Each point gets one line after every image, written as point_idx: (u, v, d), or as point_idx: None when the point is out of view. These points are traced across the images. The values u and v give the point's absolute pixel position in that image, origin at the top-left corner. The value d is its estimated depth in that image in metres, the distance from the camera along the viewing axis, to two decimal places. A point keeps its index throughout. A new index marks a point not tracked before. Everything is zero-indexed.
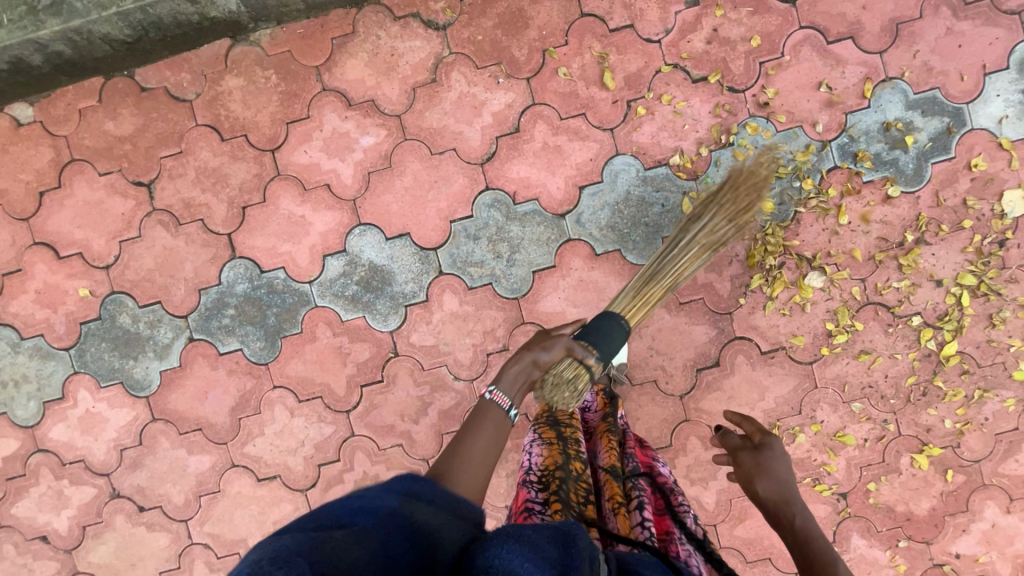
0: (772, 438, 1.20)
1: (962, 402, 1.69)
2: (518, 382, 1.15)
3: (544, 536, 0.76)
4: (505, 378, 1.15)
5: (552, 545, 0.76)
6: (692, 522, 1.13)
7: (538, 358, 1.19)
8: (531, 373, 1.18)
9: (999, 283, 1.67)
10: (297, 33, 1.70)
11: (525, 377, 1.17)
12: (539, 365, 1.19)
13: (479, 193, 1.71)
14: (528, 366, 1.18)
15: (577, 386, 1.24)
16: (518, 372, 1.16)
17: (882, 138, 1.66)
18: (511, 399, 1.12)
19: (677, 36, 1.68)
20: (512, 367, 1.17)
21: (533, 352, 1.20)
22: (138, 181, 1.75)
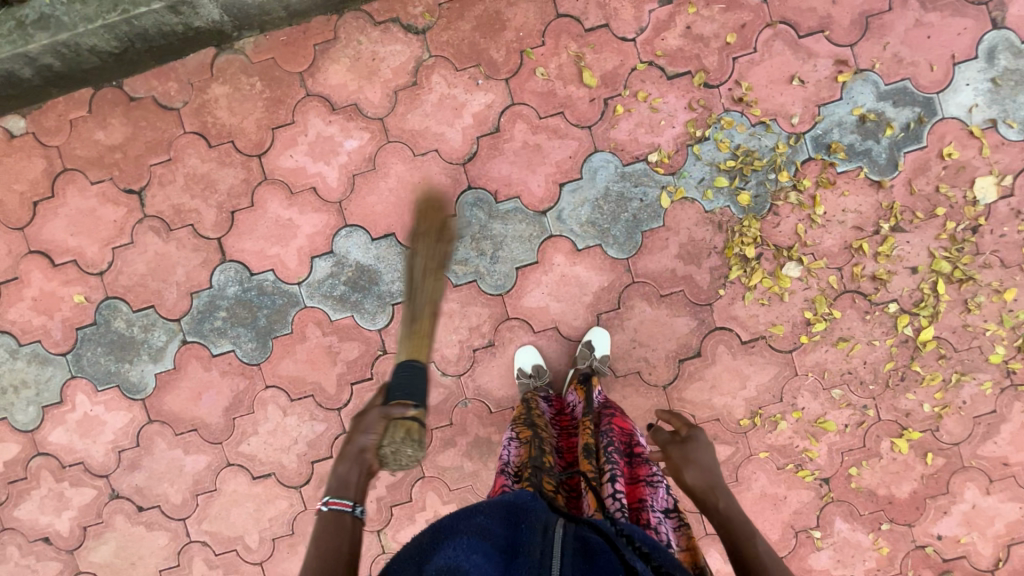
0: (697, 431, 1.30)
1: (940, 386, 1.73)
2: (351, 480, 1.10)
3: (493, 521, 0.94)
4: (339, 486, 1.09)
5: (500, 529, 0.93)
6: (664, 494, 1.22)
7: (365, 442, 1.15)
8: (364, 463, 1.13)
9: (972, 268, 1.70)
10: (281, 41, 1.74)
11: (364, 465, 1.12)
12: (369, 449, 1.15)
13: (461, 193, 1.75)
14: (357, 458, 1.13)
15: (414, 445, 1.18)
16: (347, 469, 1.11)
17: (855, 129, 1.69)
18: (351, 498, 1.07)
19: (652, 34, 1.71)
20: (339, 467, 1.12)
21: (354, 443, 1.15)
22: (129, 188, 1.79)
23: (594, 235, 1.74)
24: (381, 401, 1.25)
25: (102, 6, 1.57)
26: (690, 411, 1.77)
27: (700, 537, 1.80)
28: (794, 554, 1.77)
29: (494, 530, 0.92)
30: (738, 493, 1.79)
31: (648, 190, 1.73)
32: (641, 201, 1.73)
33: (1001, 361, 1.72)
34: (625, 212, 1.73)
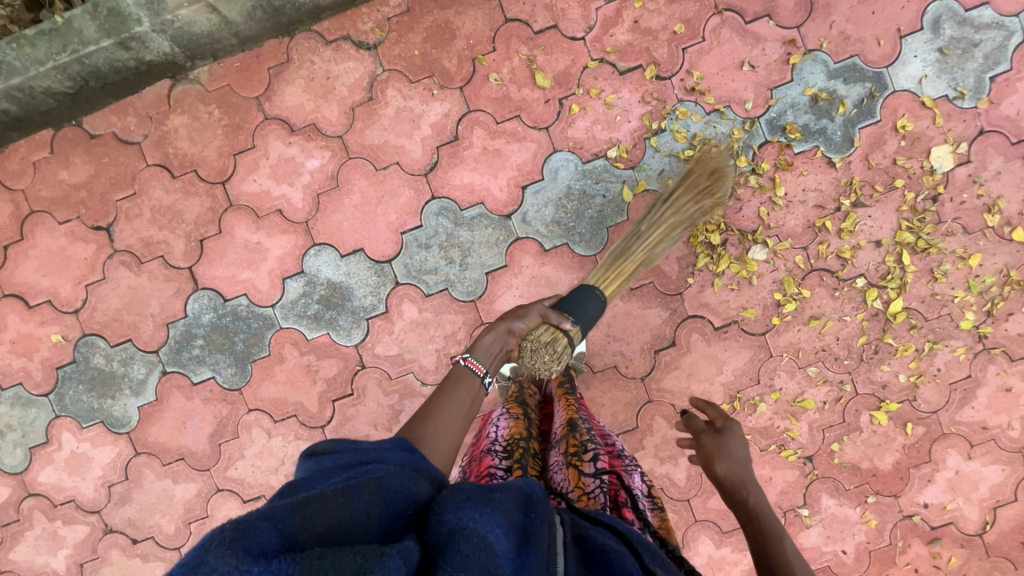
0: (733, 423, 1.23)
1: (914, 356, 1.74)
2: (490, 354, 1.19)
3: (513, 501, 0.79)
4: (481, 349, 1.19)
5: (518, 509, 0.79)
6: (640, 480, 1.19)
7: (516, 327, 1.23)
8: (507, 341, 1.23)
9: (936, 237, 1.72)
10: (234, 67, 1.75)
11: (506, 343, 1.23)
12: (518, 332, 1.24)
13: (426, 203, 1.76)
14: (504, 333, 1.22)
15: (558, 351, 1.25)
16: (493, 340, 1.20)
17: (809, 109, 1.71)
18: (486, 367, 1.16)
19: (600, 31, 1.73)
20: (488, 335, 1.21)
21: (509, 322, 1.24)
22: (97, 225, 1.80)
23: (560, 234, 1.75)
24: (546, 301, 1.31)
25: (51, 46, 1.57)
26: (669, 401, 1.78)
27: (691, 524, 1.81)
28: None
29: (511, 508, 0.78)
30: None
31: (610, 186, 1.74)
32: (603, 197, 1.74)
33: (972, 327, 1.73)
34: (588, 209, 1.74)
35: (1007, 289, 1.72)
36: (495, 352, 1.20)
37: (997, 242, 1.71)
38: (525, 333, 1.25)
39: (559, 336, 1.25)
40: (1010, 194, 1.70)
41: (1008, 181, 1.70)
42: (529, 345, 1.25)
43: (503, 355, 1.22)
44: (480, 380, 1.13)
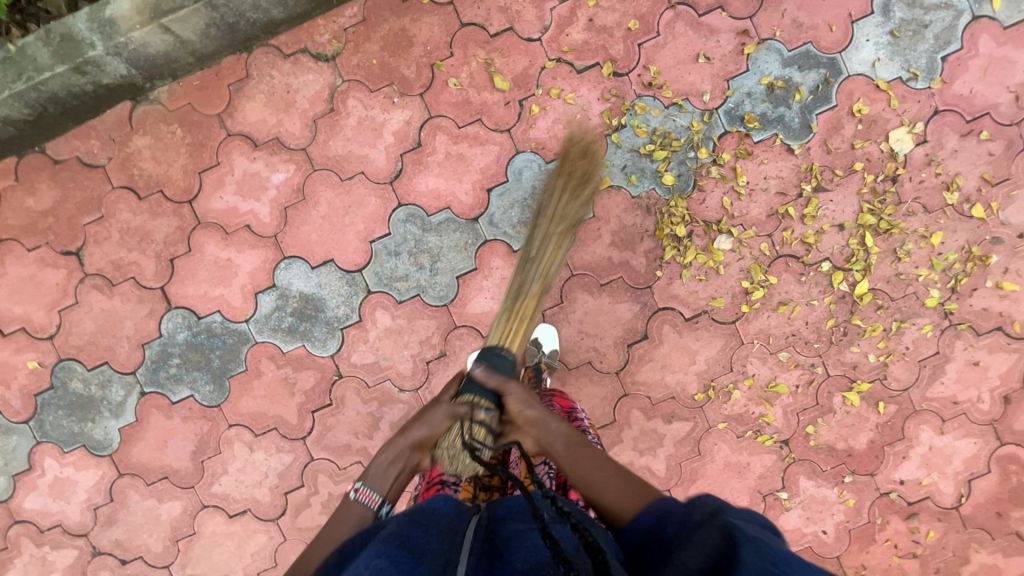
0: (513, 383, 1.21)
1: (882, 336, 1.77)
2: (388, 477, 1.16)
3: (401, 525, 0.90)
4: (378, 475, 1.16)
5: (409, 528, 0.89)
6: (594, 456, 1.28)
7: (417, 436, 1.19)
8: (410, 455, 1.19)
9: (897, 218, 1.74)
10: (194, 85, 1.76)
11: (410, 458, 1.19)
12: (426, 441, 1.18)
13: (393, 210, 1.77)
14: (403, 452, 1.18)
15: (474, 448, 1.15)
16: (391, 458, 1.18)
17: (766, 98, 1.73)
18: (382, 494, 1.14)
19: (556, 31, 1.74)
20: (385, 454, 1.18)
21: (406, 435, 1.19)
22: (67, 250, 1.81)
23: (527, 234, 1.77)
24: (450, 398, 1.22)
25: (6, 75, 1.59)
26: (644, 393, 1.80)
27: None
28: (765, 517, 1.81)
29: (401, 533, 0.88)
30: (703, 466, 1.82)
31: (574, 184, 1.76)
32: None
33: (937, 304, 1.76)
34: None
35: (970, 265, 1.74)
36: (395, 471, 1.17)
37: (957, 220, 1.74)
38: (430, 440, 1.19)
39: (474, 432, 1.15)
40: (967, 171, 1.73)
41: (965, 159, 1.73)
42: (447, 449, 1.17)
43: (409, 470, 1.19)
44: (372, 509, 1.13)
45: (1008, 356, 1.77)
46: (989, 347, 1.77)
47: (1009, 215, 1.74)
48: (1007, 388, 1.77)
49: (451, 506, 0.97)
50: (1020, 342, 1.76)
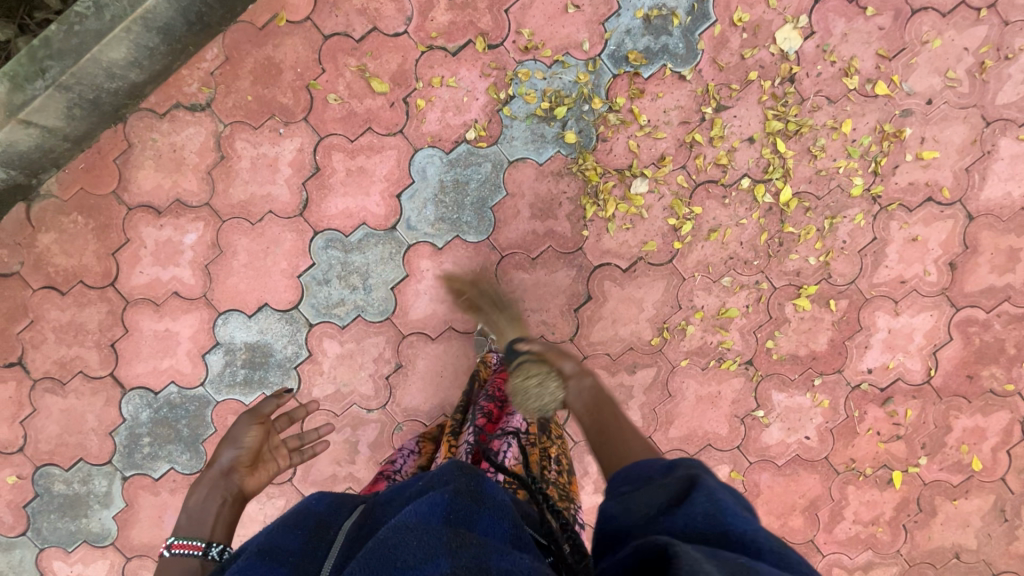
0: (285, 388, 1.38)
1: (817, 237, 1.76)
2: (212, 515, 1.11)
3: (300, 541, 0.84)
4: (195, 516, 1.10)
5: (300, 540, 0.84)
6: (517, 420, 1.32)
7: (230, 462, 1.20)
8: (226, 484, 1.16)
9: (804, 116, 1.72)
10: (80, 169, 1.72)
11: (231, 486, 1.17)
12: (243, 462, 1.21)
13: (311, 240, 1.75)
14: (222, 483, 1.16)
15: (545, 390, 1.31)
16: (206, 494, 1.14)
17: (645, 32, 1.69)
18: (205, 534, 1.06)
19: (420, 19, 1.69)
20: (197, 494, 1.14)
21: (216, 465, 1.19)
22: (10, 361, 1.80)
23: (448, 229, 1.75)
24: (242, 416, 1.29)
25: None
26: (602, 351, 1.81)
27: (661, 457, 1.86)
28: (748, 438, 1.85)
29: (294, 548, 0.82)
30: (677, 406, 1.84)
31: (480, 167, 1.73)
32: (478, 179, 1.74)
33: (864, 191, 1.74)
34: (467, 196, 1.74)
35: (886, 144, 1.72)
36: (218, 502, 1.13)
37: (864, 103, 1.71)
38: (247, 456, 1.22)
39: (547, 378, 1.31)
40: (863, 52, 1.70)
41: (857, 40, 1.70)
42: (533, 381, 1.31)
43: (233, 497, 1.16)
44: (200, 555, 1.02)
45: (945, 224, 1.76)
46: (925, 220, 1.76)
47: (913, 84, 1.71)
48: (951, 255, 1.77)
49: (326, 502, 0.96)
50: (952, 207, 1.75)
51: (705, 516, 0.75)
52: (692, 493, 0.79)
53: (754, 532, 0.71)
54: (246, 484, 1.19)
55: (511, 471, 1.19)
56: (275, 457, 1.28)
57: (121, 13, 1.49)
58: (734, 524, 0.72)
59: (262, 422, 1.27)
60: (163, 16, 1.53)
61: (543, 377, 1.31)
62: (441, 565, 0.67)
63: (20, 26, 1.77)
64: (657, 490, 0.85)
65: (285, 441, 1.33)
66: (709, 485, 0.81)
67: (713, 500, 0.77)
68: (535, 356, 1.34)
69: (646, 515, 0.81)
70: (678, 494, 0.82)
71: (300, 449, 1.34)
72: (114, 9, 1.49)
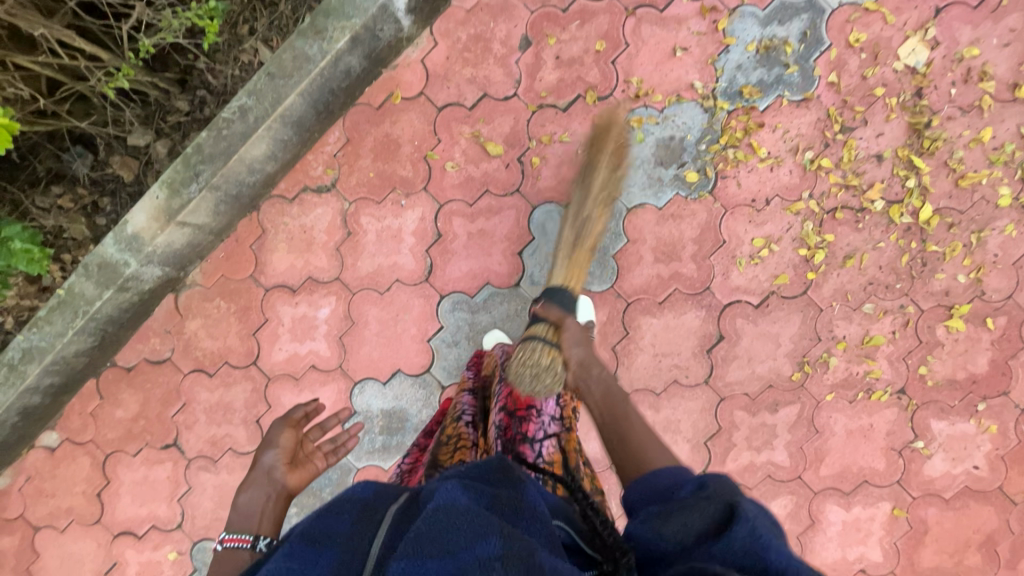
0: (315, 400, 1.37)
1: (964, 253, 1.66)
2: (258, 511, 1.12)
3: (350, 523, 0.81)
4: (246, 513, 1.12)
5: (352, 524, 0.81)
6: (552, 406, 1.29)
7: (271, 462, 1.21)
8: (270, 483, 1.17)
9: (937, 128, 1.64)
10: (220, 257, 1.83)
11: (274, 483, 1.17)
12: (282, 460, 1.21)
13: (438, 304, 1.79)
14: (265, 482, 1.17)
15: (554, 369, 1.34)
16: (252, 493, 1.15)
17: (758, 65, 1.66)
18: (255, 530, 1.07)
19: (528, 80, 1.72)
20: (244, 492, 1.15)
21: (257, 466, 1.20)
22: (166, 444, 1.89)
23: None
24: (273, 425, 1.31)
25: (65, 318, 1.69)
26: (740, 391, 1.74)
27: (815, 497, 1.75)
28: (908, 472, 1.72)
29: (344, 529, 0.80)
30: (828, 442, 1.74)
31: (599, 217, 1.73)
32: (597, 230, 1.73)
33: (1012, 200, 1.64)
34: (588, 246, 1.74)
35: None
36: (263, 497, 1.14)
37: (1001, 108, 1.62)
38: (283, 456, 1.22)
39: (554, 355, 1.36)
40: (995, 57, 1.62)
41: (988, 45, 1.62)
42: (527, 368, 1.33)
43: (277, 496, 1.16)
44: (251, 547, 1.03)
45: None
46: None
47: None
48: None
49: (374, 490, 0.89)
50: None
51: (745, 548, 0.72)
52: (733, 521, 0.76)
53: (794, 565, 0.70)
54: (288, 480, 1.19)
55: (550, 460, 1.19)
56: (312, 459, 1.26)
57: (264, 114, 1.58)
58: (775, 559, 0.71)
59: (294, 425, 1.29)
60: (299, 111, 1.63)
61: (544, 369, 1.33)
62: (492, 550, 0.67)
63: (157, 130, 1.84)
64: (692, 511, 0.82)
65: (319, 446, 1.31)
66: (748, 512, 0.77)
67: (754, 537, 0.73)
68: (549, 340, 1.39)
69: (683, 542, 0.78)
70: (713, 521, 0.79)
71: (337, 449, 1.31)
72: (258, 112, 1.58)
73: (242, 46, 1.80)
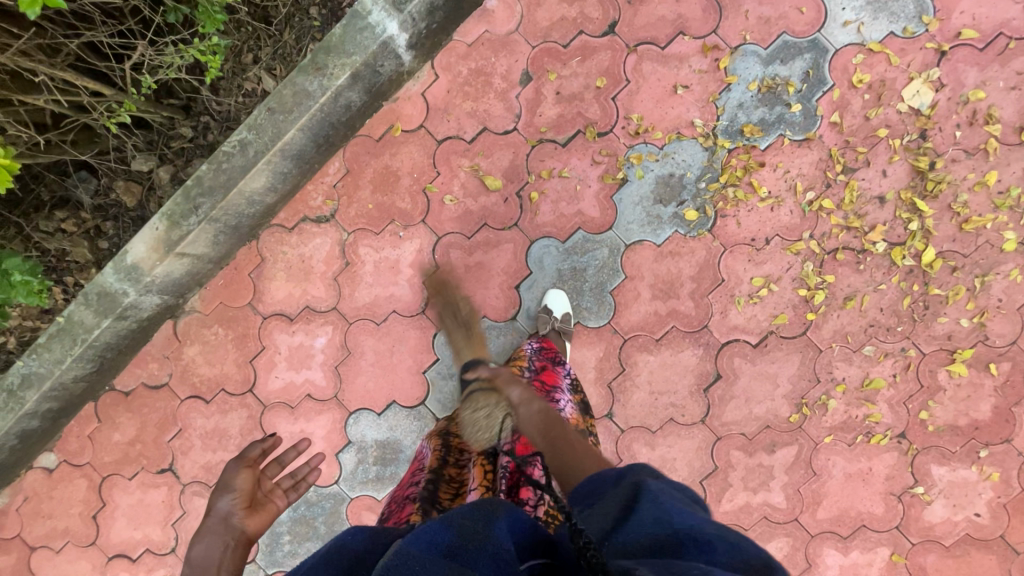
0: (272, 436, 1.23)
1: (968, 297, 1.63)
2: (215, 561, 0.98)
3: None
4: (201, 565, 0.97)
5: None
6: None
7: (228, 507, 1.07)
8: (227, 530, 1.03)
9: (942, 170, 1.62)
10: (219, 284, 1.84)
11: (233, 530, 1.03)
12: (241, 503, 1.08)
13: (434, 336, 1.78)
14: (223, 529, 1.03)
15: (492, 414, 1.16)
16: (207, 543, 1.00)
17: (759, 104, 1.65)
18: None
19: (528, 115, 1.72)
20: (198, 543, 1.01)
21: (212, 513, 1.06)
22: (162, 468, 1.90)
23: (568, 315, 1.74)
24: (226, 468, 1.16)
25: (64, 345, 1.70)
26: (737, 431, 1.72)
27: (812, 540, 1.72)
28: (908, 518, 1.69)
29: None
30: (826, 484, 1.71)
31: (597, 253, 1.72)
32: (595, 265, 1.72)
33: (1017, 245, 1.61)
34: (585, 282, 1.73)
35: None
36: (222, 546, 1.00)
37: (1007, 152, 1.60)
38: (241, 498, 1.09)
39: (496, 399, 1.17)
40: (1002, 100, 1.59)
41: (995, 88, 1.60)
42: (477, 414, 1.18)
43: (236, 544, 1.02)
44: None
45: None
46: None
47: None
48: None
49: (364, 536, 0.85)
50: None
51: (656, 518, 0.77)
52: (640, 500, 0.81)
53: (698, 528, 0.74)
54: (249, 524, 1.05)
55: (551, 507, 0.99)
56: (273, 498, 1.14)
57: (264, 148, 1.59)
58: (682, 523, 0.75)
59: (251, 464, 1.15)
60: (298, 144, 1.64)
61: (491, 408, 1.16)
62: None
63: (161, 156, 1.84)
64: (609, 502, 0.85)
65: (278, 484, 1.18)
66: (654, 490, 0.83)
67: (660, 514, 0.77)
68: (486, 383, 1.20)
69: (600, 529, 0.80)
70: (622, 505, 0.82)
71: (297, 484, 1.20)
72: (257, 146, 1.59)
73: (246, 74, 1.80)
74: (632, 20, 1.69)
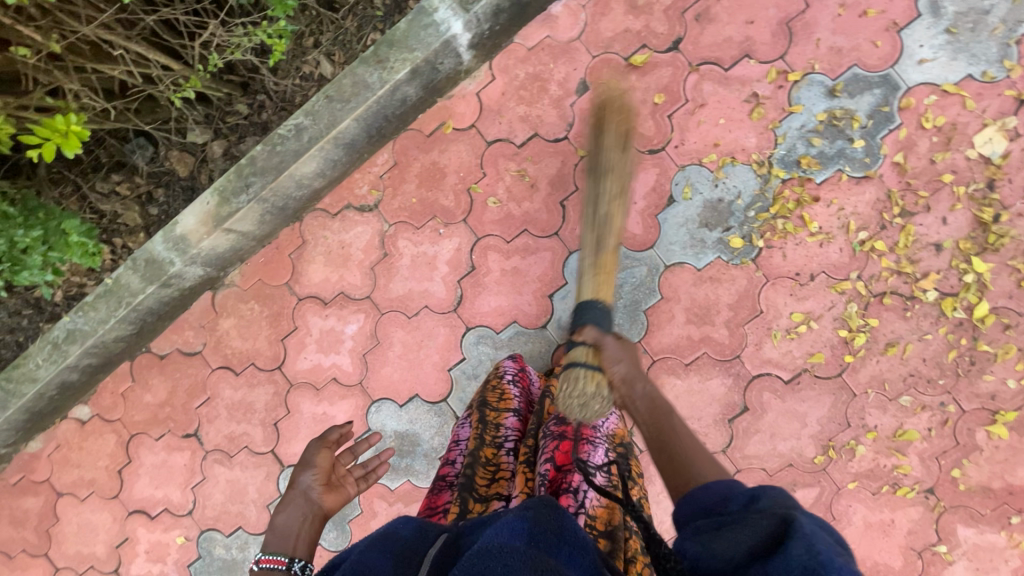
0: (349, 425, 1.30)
1: (1018, 357, 1.57)
2: (295, 530, 1.07)
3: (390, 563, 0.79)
4: (282, 534, 1.07)
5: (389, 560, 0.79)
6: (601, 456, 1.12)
7: (309, 482, 1.16)
8: (306, 504, 1.12)
9: (1006, 224, 1.55)
10: (260, 262, 1.88)
11: (311, 505, 1.13)
12: (320, 480, 1.17)
13: (464, 335, 1.79)
14: (303, 502, 1.12)
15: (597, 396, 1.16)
16: (289, 514, 1.10)
17: (820, 135, 1.61)
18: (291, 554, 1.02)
19: (581, 125, 1.71)
20: (282, 512, 1.11)
21: (295, 484, 1.16)
22: (187, 433, 1.96)
23: None
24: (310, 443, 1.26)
25: (109, 305, 1.77)
26: (759, 466, 1.68)
27: None
28: None
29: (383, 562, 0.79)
30: (846, 530, 1.67)
31: (635, 271, 1.70)
32: (632, 282, 1.71)
33: None
34: (620, 298, 1.71)
35: None
36: (302, 517, 1.10)
37: None
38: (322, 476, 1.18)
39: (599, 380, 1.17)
40: None
41: None
42: (574, 399, 1.15)
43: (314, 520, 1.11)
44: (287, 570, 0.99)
45: None
46: None
47: None
48: None
49: (415, 527, 0.87)
50: None
51: (802, 566, 0.65)
52: (789, 538, 0.69)
53: None
54: (325, 502, 1.14)
55: (593, 516, 1.05)
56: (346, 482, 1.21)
57: (318, 135, 1.61)
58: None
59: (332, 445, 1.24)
60: (352, 133, 1.65)
61: (585, 397, 1.15)
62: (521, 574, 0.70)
63: (216, 130, 1.88)
64: (744, 526, 0.76)
65: (350, 472, 1.26)
66: (806, 528, 0.70)
67: (814, 554, 0.65)
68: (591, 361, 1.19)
69: (732, 559, 0.72)
70: (769, 534, 0.72)
71: (366, 476, 1.27)
72: (312, 131, 1.62)
73: (306, 57, 1.82)
74: (698, 38, 1.66)
